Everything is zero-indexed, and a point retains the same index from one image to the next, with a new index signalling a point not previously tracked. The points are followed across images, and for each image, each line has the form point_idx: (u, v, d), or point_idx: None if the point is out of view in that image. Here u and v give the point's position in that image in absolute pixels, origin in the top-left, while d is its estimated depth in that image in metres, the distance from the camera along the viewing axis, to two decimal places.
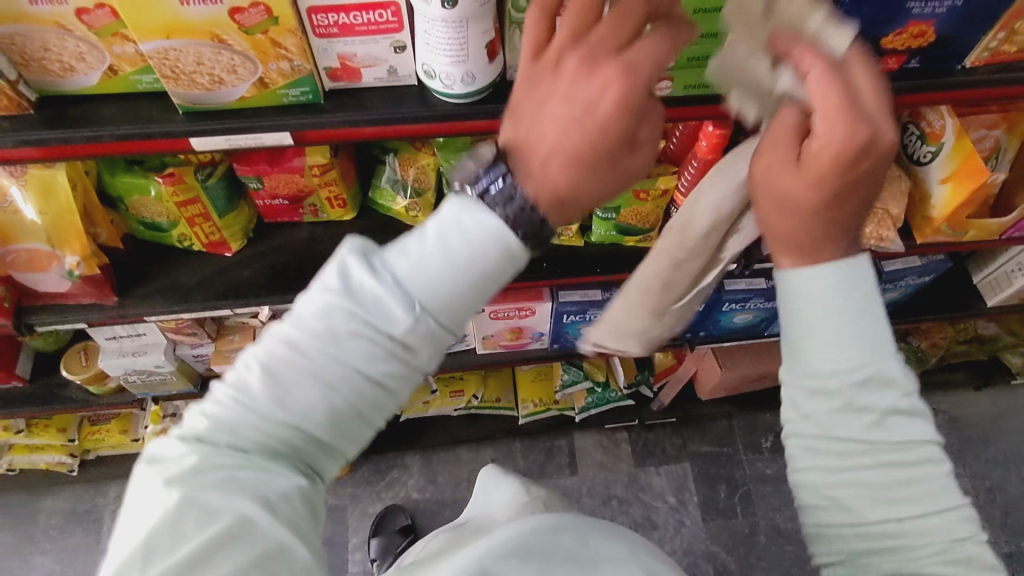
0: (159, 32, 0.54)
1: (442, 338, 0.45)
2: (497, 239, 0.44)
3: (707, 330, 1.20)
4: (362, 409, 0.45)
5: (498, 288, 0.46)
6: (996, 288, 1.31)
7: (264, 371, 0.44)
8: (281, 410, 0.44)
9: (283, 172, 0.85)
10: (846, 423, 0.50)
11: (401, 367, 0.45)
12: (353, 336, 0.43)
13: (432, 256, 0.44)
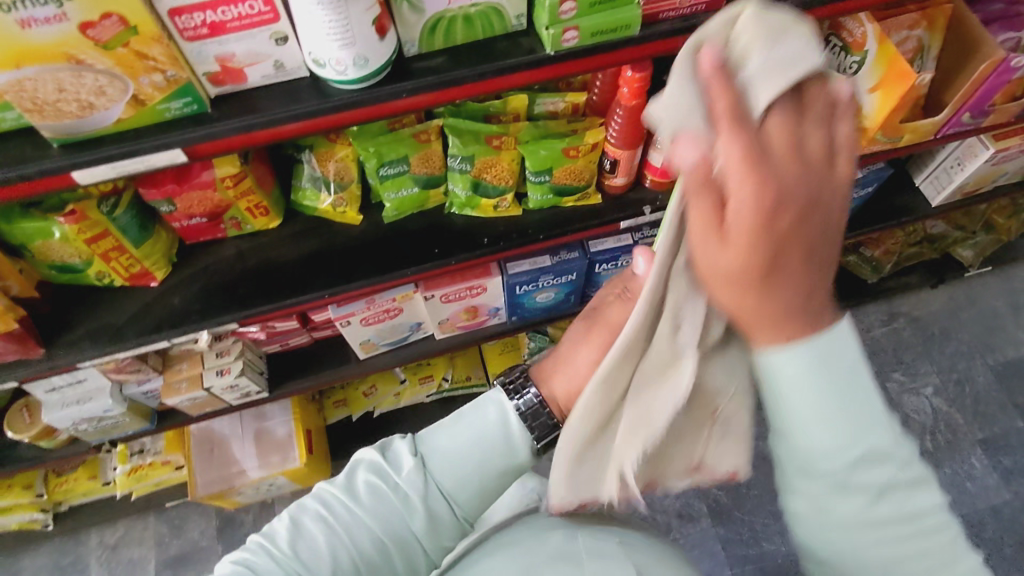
0: (7, 62, 0.49)
1: (440, 515, 0.60)
2: (498, 423, 0.63)
3: None
4: (366, 572, 0.57)
5: (494, 464, 0.63)
6: (939, 187, 1.33)
7: (297, 522, 0.57)
8: (298, 559, 0.55)
9: (194, 190, 0.81)
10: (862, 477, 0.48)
11: (409, 538, 0.59)
12: (375, 492, 0.59)
13: (449, 442, 0.62)
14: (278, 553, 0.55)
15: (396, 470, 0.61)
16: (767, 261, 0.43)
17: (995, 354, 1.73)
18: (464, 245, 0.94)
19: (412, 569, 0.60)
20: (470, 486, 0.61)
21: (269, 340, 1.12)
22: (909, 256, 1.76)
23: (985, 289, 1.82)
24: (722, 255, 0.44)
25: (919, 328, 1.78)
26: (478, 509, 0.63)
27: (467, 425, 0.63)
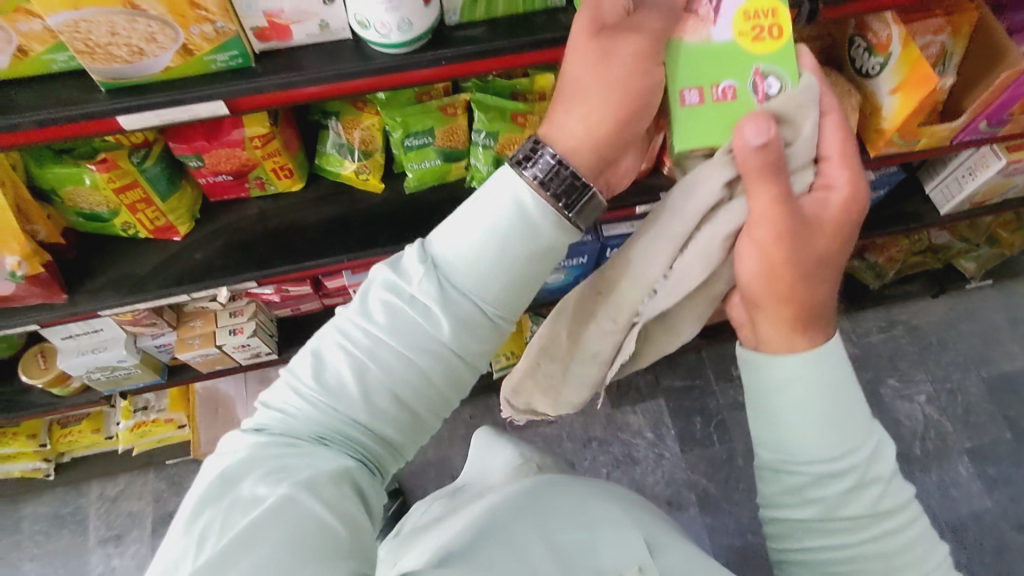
0: (66, 3, 0.50)
1: (464, 312, 0.54)
2: (511, 203, 0.54)
3: None
4: (400, 393, 0.53)
5: (519, 251, 0.54)
6: (949, 196, 1.35)
7: (316, 355, 0.54)
8: (328, 393, 0.53)
9: (223, 147, 0.83)
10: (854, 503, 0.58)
11: (439, 346, 0.54)
12: (388, 306, 0.54)
13: (456, 233, 0.55)
14: (307, 392, 0.53)
15: (407, 282, 0.55)
16: (829, 252, 0.59)
17: (989, 367, 1.76)
18: None
19: (450, 379, 0.55)
20: (494, 282, 0.54)
21: (281, 305, 1.14)
22: (912, 264, 1.80)
23: (985, 301, 1.84)
24: (822, 241, 0.59)
25: (917, 337, 1.81)
26: (509, 304, 0.56)
27: (480, 208, 0.55)
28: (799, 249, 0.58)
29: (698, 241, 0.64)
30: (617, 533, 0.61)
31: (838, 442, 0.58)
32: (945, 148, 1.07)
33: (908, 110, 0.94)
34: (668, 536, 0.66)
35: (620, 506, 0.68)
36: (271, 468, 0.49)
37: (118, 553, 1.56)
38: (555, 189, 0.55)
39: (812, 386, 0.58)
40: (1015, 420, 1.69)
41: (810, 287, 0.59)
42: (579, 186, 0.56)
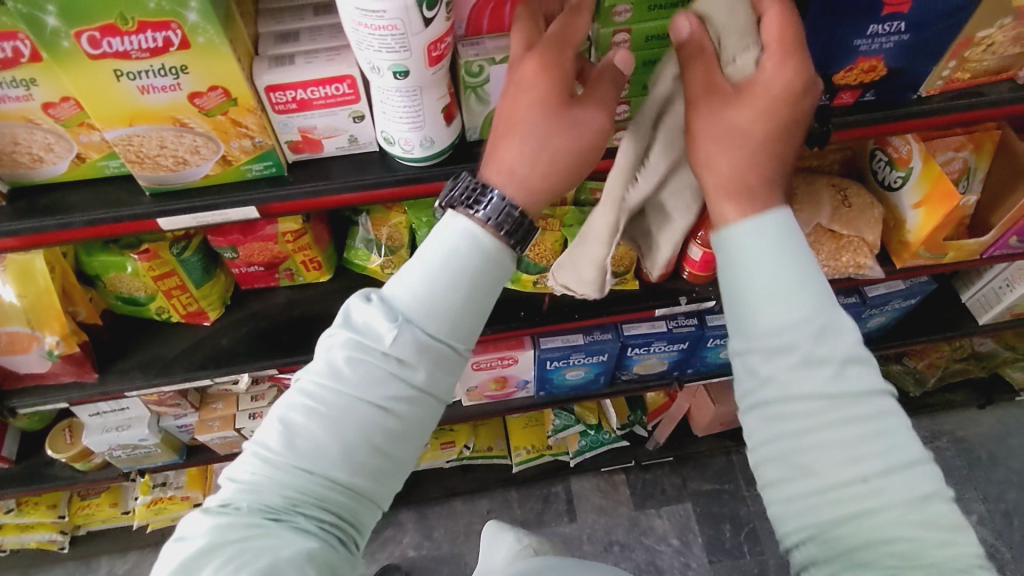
0: (123, 121, 0.56)
1: (436, 350, 0.52)
2: (470, 244, 0.52)
3: (695, 367, 1.25)
4: (376, 446, 0.51)
5: (487, 292, 0.53)
6: (987, 306, 1.31)
7: (281, 420, 0.51)
8: (299, 456, 0.50)
9: (257, 241, 0.88)
10: (807, 378, 0.49)
11: (412, 384, 0.52)
12: (352, 361, 0.52)
13: (417, 284, 0.52)
14: (274, 457, 0.50)
15: (374, 335, 0.52)
16: (766, 137, 0.52)
17: None
18: (502, 317, 0.98)
19: (421, 421, 0.54)
20: (464, 323, 0.53)
21: None
22: (954, 372, 1.78)
23: None
24: (743, 115, 0.52)
25: (963, 450, 1.82)
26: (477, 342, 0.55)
27: (443, 247, 0.52)
28: (735, 134, 0.52)
29: (665, 129, 0.62)
30: None
31: (795, 310, 0.49)
32: (976, 263, 1.06)
33: (933, 220, 0.93)
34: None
35: None
36: (234, 553, 0.46)
37: None
38: (492, 222, 0.52)
39: (769, 243, 0.51)
40: None
41: (747, 155, 0.52)
42: (520, 219, 0.52)
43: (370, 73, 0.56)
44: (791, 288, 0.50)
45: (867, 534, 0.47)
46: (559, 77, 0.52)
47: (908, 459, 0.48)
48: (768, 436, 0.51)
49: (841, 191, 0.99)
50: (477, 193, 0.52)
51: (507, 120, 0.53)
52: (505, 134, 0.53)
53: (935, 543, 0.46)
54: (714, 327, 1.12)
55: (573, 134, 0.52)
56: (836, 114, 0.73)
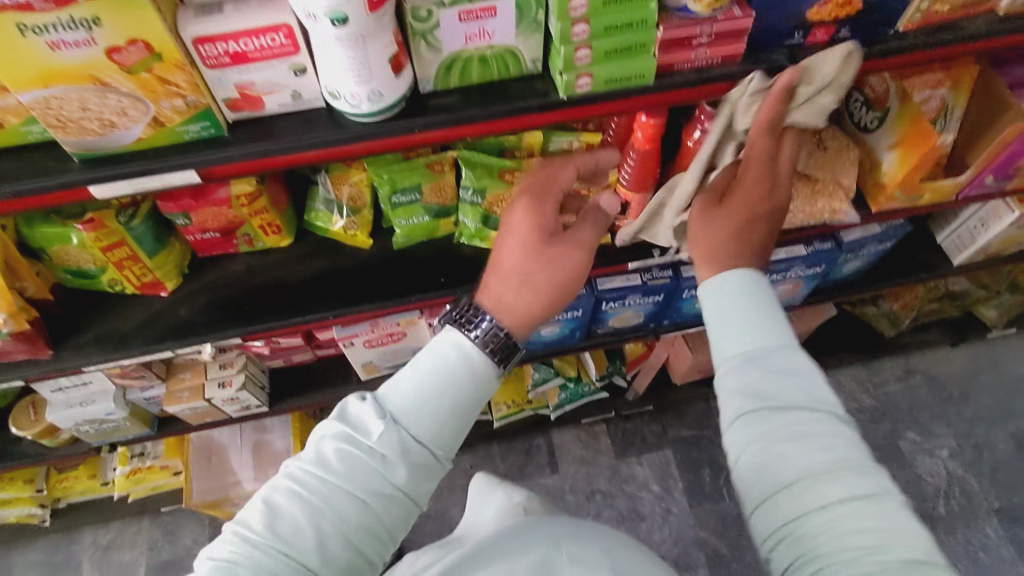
0: (36, 81, 0.51)
1: (418, 454, 0.61)
2: (450, 354, 0.64)
3: (671, 318, 1.25)
4: (353, 537, 0.56)
5: (461, 398, 0.63)
6: (960, 247, 1.31)
7: (272, 500, 0.57)
8: (278, 539, 0.54)
9: (210, 206, 0.83)
10: (782, 386, 0.56)
11: (392, 484, 0.59)
12: (341, 454, 0.60)
13: (410, 389, 0.62)
14: (257, 538, 0.54)
15: (363, 433, 0.61)
16: (775, 216, 0.67)
17: (1014, 421, 1.90)
18: (471, 276, 0.95)
19: (396, 519, 0.59)
20: (439, 428, 0.62)
21: (272, 355, 1.12)
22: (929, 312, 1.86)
23: (1008, 348, 2.00)
24: (751, 185, 0.67)
25: (935, 387, 1.96)
26: (449, 452, 0.63)
27: (431, 363, 0.64)
28: (758, 207, 0.66)
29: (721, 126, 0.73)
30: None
31: (766, 335, 0.59)
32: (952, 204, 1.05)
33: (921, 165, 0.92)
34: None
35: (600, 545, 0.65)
36: None
37: None
38: (483, 349, 0.64)
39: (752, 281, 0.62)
40: None
41: (757, 227, 0.65)
42: (510, 348, 0.65)
43: (307, 22, 0.51)
44: (754, 316, 0.59)
45: (815, 528, 0.52)
46: (540, 217, 0.70)
47: (861, 464, 0.53)
48: (738, 443, 0.57)
49: (817, 135, 0.96)
50: (477, 317, 0.65)
51: (506, 256, 0.70)
52: (499, 267, 0.70)
53: (879, 545, 0.49)
54: (689, 278, 1.11)
55: (549, 264, 0.69)
56: (808, 53, 0.70)
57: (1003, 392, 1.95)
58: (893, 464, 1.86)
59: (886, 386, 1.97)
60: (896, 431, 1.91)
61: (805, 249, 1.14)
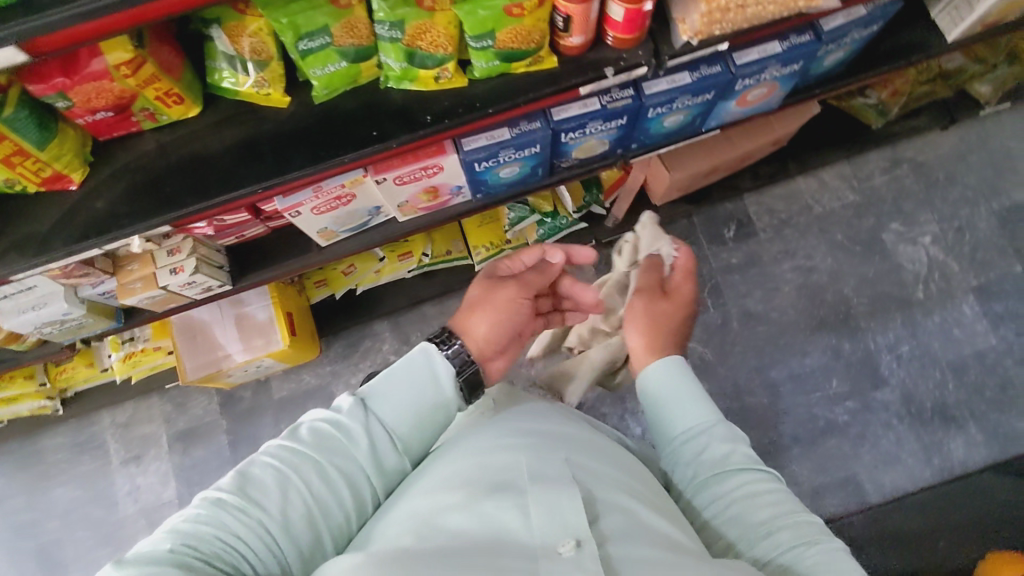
0: None
1: (383, 444, 0.75)
2: (425, 355, 0.81)
3: (639, 141, 1.16)
4: (316, 509, 0.68)
5: (426, 400, 0.79)
6: (956, 20, 1.17)
7: (249, 467, 0.68)
8: (249, 496, 0.66)
9: (87, 82, 0.72)
10: (662, 538, 0.65)
11: (356, 472, 0.72)
12: (317, 430, 0.73)
13: (392, 392, 0.78)
14: (227, 500, 0.65)
15: (340, 415, 0.75)
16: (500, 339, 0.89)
17: (1000, 199, 1.89)
18: (405, 123, 0.85)
19: (360, 495, 0.72)
20: (407, 418, 0.77)
21: (221, 234, 1.07)
22: (920, 96, 1.77)
23: (1000, 125, 1.92)
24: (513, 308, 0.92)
25: (922, 174, 1.91)
26: (414, 443, 0.78)
27: (408, 370, 0.80)
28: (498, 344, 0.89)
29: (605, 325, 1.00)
30: (552, 496, 0.63)
31: (667, 517, 0.70)
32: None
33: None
34: (612, 483, 0.70)
35: (563, 462, 0.71)
36: (174, 563, 0.59)
37: (141, 472, 1.68)
38: (454, 359, 0.81)
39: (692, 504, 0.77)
40: None
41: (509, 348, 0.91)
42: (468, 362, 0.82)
43: None
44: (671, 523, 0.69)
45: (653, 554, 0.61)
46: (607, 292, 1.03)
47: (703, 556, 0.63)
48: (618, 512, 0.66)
49: None
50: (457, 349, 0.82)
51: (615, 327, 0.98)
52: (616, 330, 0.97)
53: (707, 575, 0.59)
54: (652, 95, 1.01)
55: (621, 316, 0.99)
56: None
57: (988, 171, 1.91)
58: (874, 256, 1.88)
59: (871, 180, 1.92)
60: (879, 224, 1.90)
61: (779, 46, 1.02)
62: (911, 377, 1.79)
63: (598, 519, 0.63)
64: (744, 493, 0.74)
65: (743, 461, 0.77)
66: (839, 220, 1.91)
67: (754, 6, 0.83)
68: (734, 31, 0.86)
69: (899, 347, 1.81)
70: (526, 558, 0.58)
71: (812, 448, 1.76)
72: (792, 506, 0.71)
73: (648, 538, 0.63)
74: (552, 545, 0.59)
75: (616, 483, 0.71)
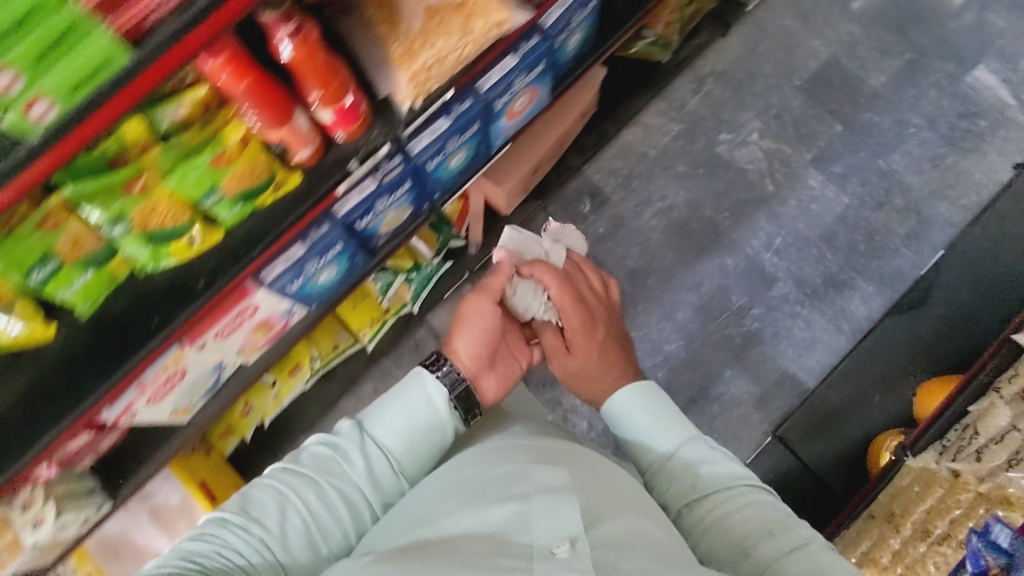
0: None
1: (381, 465, 0.92)
2: (416, 382, 0.98)
3: (440, 188, 1.17)
4: (318, 518, 0.86)
5: (416, 421, 0.95)
6: None
7: (262, 483, 0.89)
8: (260, 507, 0.85)
9: None
10: (643, 536, 0.75)
11: (354, 486, 0.90)
12: (322, 450, 0.93)
13: (383, 411, 0.96)
14: (232, 518, 0.83)
15: (340, 439, 0.94)
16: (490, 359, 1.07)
17: (799, 74, 2.02)
18: (183, 300, 0.84)
19: (361, 505, 0.90)
20: (400, 440, 0.94)
21: (70, 464, 1.02)
22: (690, 16, 1.87)
23: (772, 10, 2.05)
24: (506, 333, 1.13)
25: (727, 80, 2.02)
26: (410, 463, 0.94)
27: (404, 396, 0.97)
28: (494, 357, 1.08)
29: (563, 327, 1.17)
30: (552, 500, 0.74)
31: (653, 517, 0.81)
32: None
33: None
34: (601, 500, 0.80)
35: (569, 472, 0.82)
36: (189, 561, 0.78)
37: None
38: (449, 383, 0.97)
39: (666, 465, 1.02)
40: (838, 111, 1.99)
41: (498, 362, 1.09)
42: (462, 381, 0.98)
43: None
44: (657, 522, 0.81)
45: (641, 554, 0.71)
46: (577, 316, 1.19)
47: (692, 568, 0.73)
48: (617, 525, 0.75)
49: None
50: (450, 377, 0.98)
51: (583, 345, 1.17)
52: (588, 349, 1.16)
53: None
54: (419, 152, 1.01)
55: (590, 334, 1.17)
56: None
57: (780, 54, 2.03)
58: (718, 171, 1.96)
59: (687, 104, 2.01)
60: (710, 140, 1.99)
61: (515, 57, 1.03)
62: (794, 263, 1.89)
63: (600, 521, 0.74)
64: (733, 506, 0.91)
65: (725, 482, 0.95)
66: (676, 152, 1.98)
67: (454, 53, 0.83)
68: (451, 79, 0.87)
69: (774, 242, 1.91)
70: (525, 557, 0.68)
71: (741, 364, 1.84)
72: (777, 520, 0.88)
73: (640, 549, 0.72)
74: (545, 537, 0.69)
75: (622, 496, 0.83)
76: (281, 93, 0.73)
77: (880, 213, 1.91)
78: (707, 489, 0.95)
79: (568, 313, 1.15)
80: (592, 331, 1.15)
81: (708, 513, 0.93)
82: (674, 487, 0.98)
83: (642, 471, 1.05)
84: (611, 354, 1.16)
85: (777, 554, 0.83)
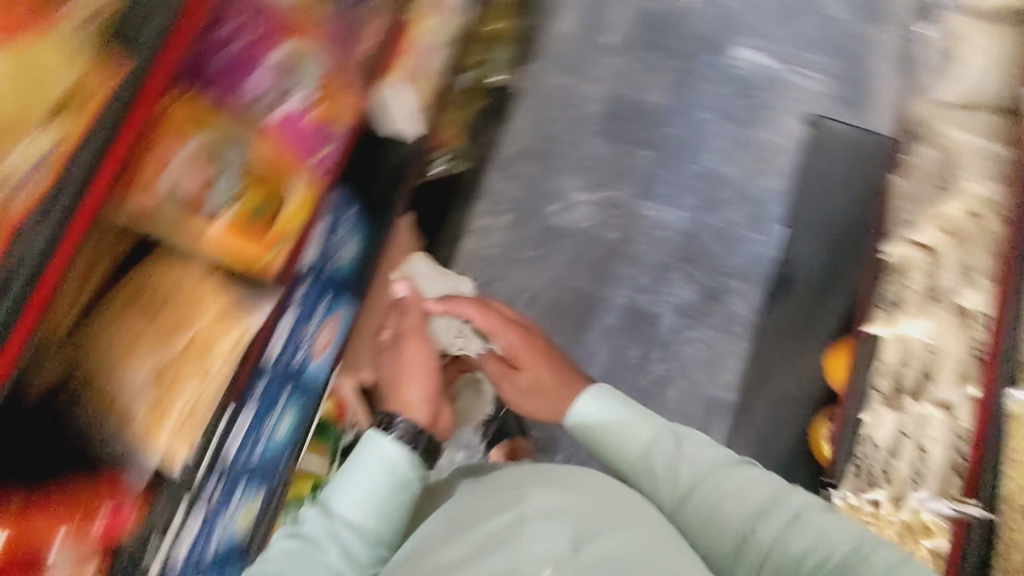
0: None
1: (355, 544, 0.87)
2: (379, 449, 0.91)
3: (284, 467, 1.05)
4: None
5: (385, 484, 0.90)
6: (407, 126, 1.24)
7: None
8: None
9: None
10: (636, 543, 0.75)
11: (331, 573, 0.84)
12: (290, 539, 0.87)
13: (342, 489, 0.89)
14: None
15: (305, 526, 0.88)
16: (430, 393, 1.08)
17: (588, 120, 2.09)
18: None
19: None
20: (373, 512, 0.89)
21: None
22: (468, 121, 1.91)
23: (537, 75, 2.12)
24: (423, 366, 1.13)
25: (529, 155, 2.05)
26: (386, 530, 0.90)
27: (361, 464, 0.91)
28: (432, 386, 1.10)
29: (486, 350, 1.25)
30: (543, 534, 0.74)
31: (643, 517, 0.82)
32: (314, 130, 0.93)
33: (197, 209, 0.81)
34: (594, 513, 0.79)
35: (558, 492, 0.82)
36: None
37: None
38: (405, 441, 0.93)
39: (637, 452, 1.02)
40: (638, 138, 2.06)
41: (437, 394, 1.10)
42: (419, 436, 0.95)
43: None
44: (655, 529, 0.80)
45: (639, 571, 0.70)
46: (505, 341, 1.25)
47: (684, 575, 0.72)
48: (606, 539, 0.74)
49: (143, 300, 0.83)
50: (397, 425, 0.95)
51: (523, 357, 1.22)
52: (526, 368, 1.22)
53: None
54: (232, 461, 0.91)
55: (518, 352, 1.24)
56: None
57: (565, 111, 2.09)
58: (561, 241, 1.98)
59: (506, 194, 2.02)
60: (540, 216, 2.00)
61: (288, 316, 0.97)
62: (666, 293, 1.93)
63: (592, 539, 0.74)
64: (725, 488, 0.91)
65: (718, 468, 0.94)
66: (516, 242, 1.98)
67: (207, 390, 0.83)
68: (223, 406, 0.84)
69: (639, 281, 1.94)
70: None
71: (669, 413, 1.85)
72: (772, 491, 0.90)
73: (633, 559, 0.72)
74: (540, 561, 0.71)
75: (618, 499, 0.83)
76: (17, 573, 0.66)
77: (715, 212, 1.99)
78: (693, 479, 0.94)
79: (504, 337, 1.23)
80: (533, 343, 1.23)
81: (700, 503, 0.91)
82: (662, 482, 0.96)
83: (625, 476, 1.02)
84: (559, 360, 1.22)
85: (798, 539, 0.83)
